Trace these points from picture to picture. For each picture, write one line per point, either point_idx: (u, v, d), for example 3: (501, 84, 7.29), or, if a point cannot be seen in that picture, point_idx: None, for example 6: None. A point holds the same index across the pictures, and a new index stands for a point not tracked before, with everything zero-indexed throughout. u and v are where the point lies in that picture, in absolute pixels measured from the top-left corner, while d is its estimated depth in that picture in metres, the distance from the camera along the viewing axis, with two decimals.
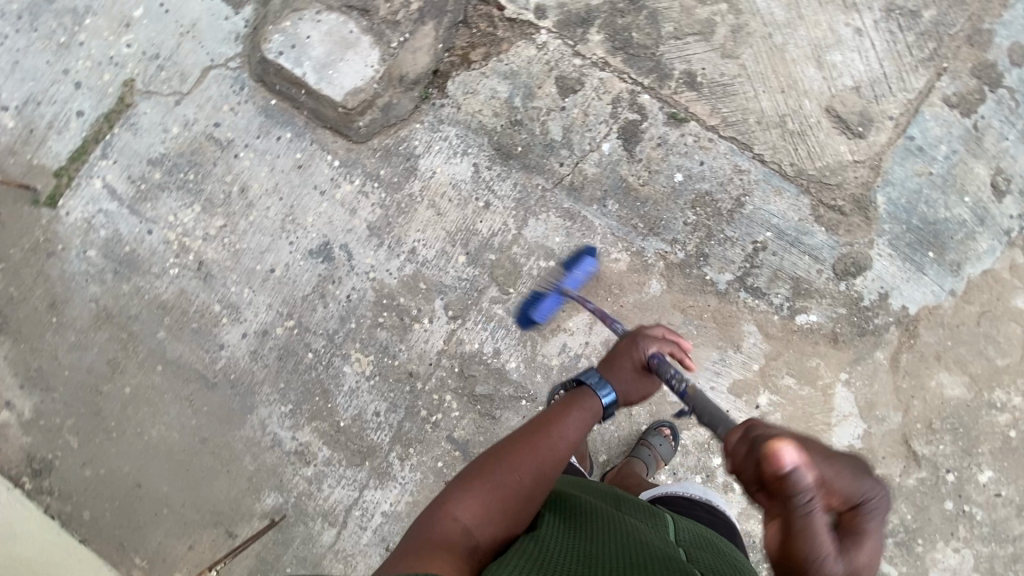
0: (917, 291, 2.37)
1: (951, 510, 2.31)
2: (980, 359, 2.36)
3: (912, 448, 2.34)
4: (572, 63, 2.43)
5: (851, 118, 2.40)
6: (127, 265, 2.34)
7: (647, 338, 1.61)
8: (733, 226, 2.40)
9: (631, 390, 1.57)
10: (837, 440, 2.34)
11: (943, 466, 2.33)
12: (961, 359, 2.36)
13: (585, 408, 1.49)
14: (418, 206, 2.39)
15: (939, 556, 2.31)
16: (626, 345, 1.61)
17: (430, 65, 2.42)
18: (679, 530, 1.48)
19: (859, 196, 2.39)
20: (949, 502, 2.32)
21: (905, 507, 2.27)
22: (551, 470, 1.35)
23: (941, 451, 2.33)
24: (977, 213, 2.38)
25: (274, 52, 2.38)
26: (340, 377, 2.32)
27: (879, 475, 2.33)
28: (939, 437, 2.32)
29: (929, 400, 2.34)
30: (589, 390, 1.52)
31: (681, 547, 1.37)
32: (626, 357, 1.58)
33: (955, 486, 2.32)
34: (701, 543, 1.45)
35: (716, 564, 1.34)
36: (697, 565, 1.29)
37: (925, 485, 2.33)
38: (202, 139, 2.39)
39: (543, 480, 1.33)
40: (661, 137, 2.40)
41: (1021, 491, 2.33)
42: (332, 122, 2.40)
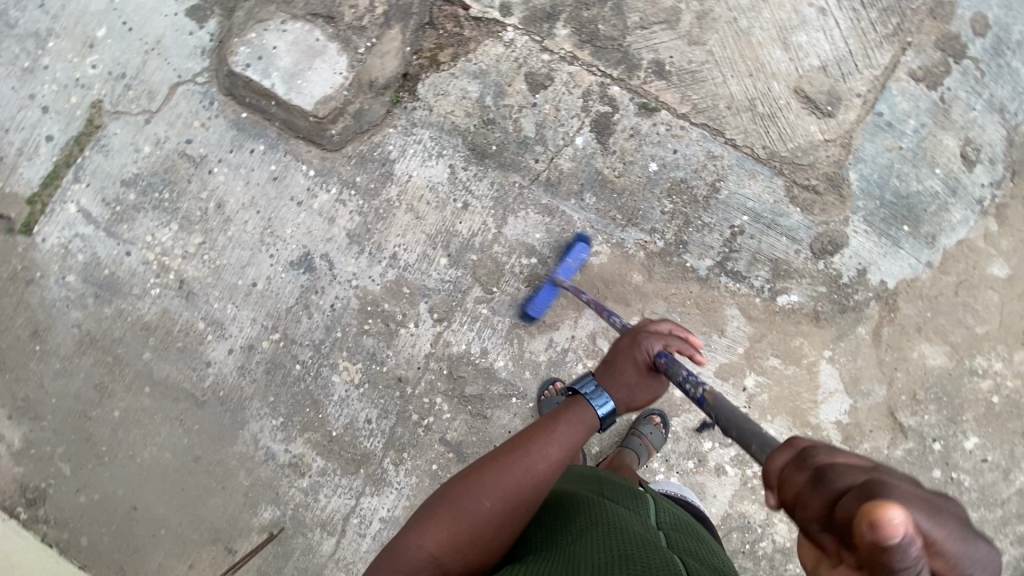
0: (895, 265, 2.40)
1: (939, 478, 2.34)
2: (960, 328, 2.39)
3: (898, 420, 2.37)
4: (540, 59, 2.43)
5: (819, 98, 2.41)
6: (108, 288, 2.33)
7: (650, 336, 1.52)
8: (710, 213, 2.41)
9: (634, 394, 1.49)
10: (824, 416, 2.37)
11: (929, 436, 2.36)
12: (941, 329, 2.39)
13: (575, 420, 1.41)
14: (397, 211, 2.38)
15: None
16: (628, 345, 1.53)
17: (399, 69, 2.41)
18: (660, 512, 1.45)
19: (832, 174, 2.41)
20: (938, 471, 2.35)
21: None
22: (528, 492, 1.30)
23: (926, 420, 2.36)
24: (949, 184, 2.41)
25: (241, 65, 2.35)
26: (329, 387, 2.32)
27: (867, 449, 2.37)
28: (923, 407, 2.37)
29: (912, 371, 2.38)
30: (582, 399, 1.44)
31: (662, 530, 1.34)
32: (626, 358, 1.51)
33: (942, 454, 2.35)
34: (681, 526, 1.43)
35: (696, 548, 1.32)
36: (677, 548, 1.27)
37: (913, 455, 2.37)
38: (175, 157, 2.35)
39: (518, 503, 1.28)
40: (634, 128, 2.41)
41: (1008, 455, 2.36)
42: (305, 131, 2.38)
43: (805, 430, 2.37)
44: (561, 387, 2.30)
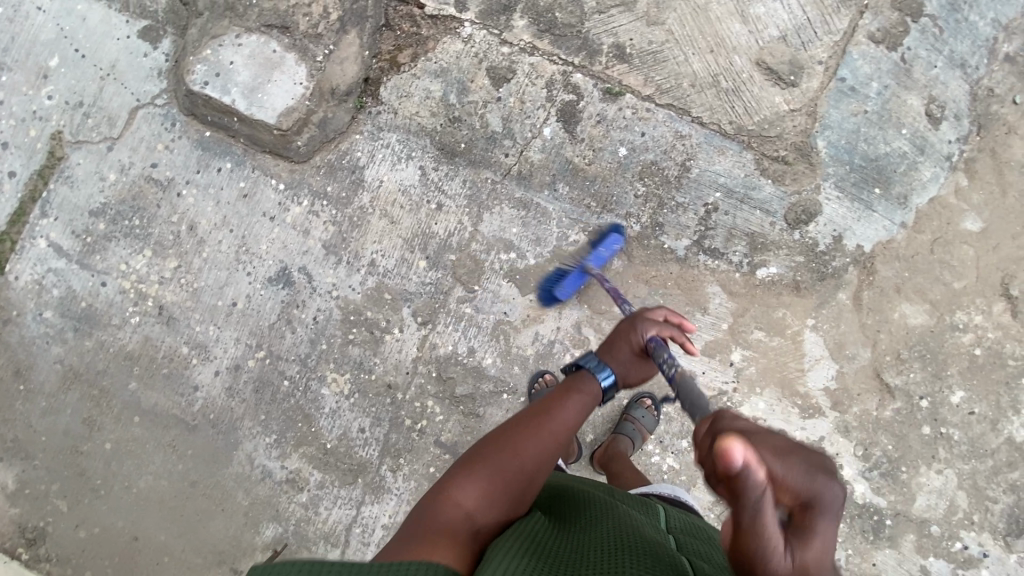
0: (869, 229, 2.41)
1: (929, 435, 2.37)
2: (939, 285, 2.40)
3: (885, 380, 2.39)
4: (500, 52, 2.40)
5: (782, 69, 2.38)
6: (87, 321, 2.30)
7: (647, 320, 1.48)
8: (683, 192, 2.41)
9: (629, 374, 1.46)
10: (812, 383, 2.40)
11: (916, 393, 2.39)
12: (920, 287, 2.41)
13: (583, 392, 1.41)
14: (371, 218, 2.36)
15: (924, 480, 2.37)
16: (625, 326, 1.49)
17: (360, 74, 2.37)
18: (670, 517, 1.46)
19: (800, 144, 2.40)
20: (927, 427, 2.38)
21: (884, 438, 2.37)
22: (552, 454, 1.31)
23: (912, 378, 2.38)
24: (917, 144, 2.42)
25: (199, 83, 2.29)
26: (319, 400, 2.31)
27: (857, 412, 2.39)
28: (908, 366, 2.38)
29: (894, 332, 2.40)
30: (586, 372, 1.43)
31: (670, 533, 1.35)
32: (622, 338, 1.47)
33: (930, 411, 2.38)
34: (691, 530, 1.43)
35: (704, 549, 1.32)
36: (685, 549, 1.27)
37: (902, 414, 2.39)
38: (141, 182, 2.33)
39: (544, 465, 1.29)
40: (600, 114, 2.40)
41: (994, 406, 2.38)
42: (270, 145, 2.35)
43: (793, 400, 2.39)
44: (552, 378, 2.29)
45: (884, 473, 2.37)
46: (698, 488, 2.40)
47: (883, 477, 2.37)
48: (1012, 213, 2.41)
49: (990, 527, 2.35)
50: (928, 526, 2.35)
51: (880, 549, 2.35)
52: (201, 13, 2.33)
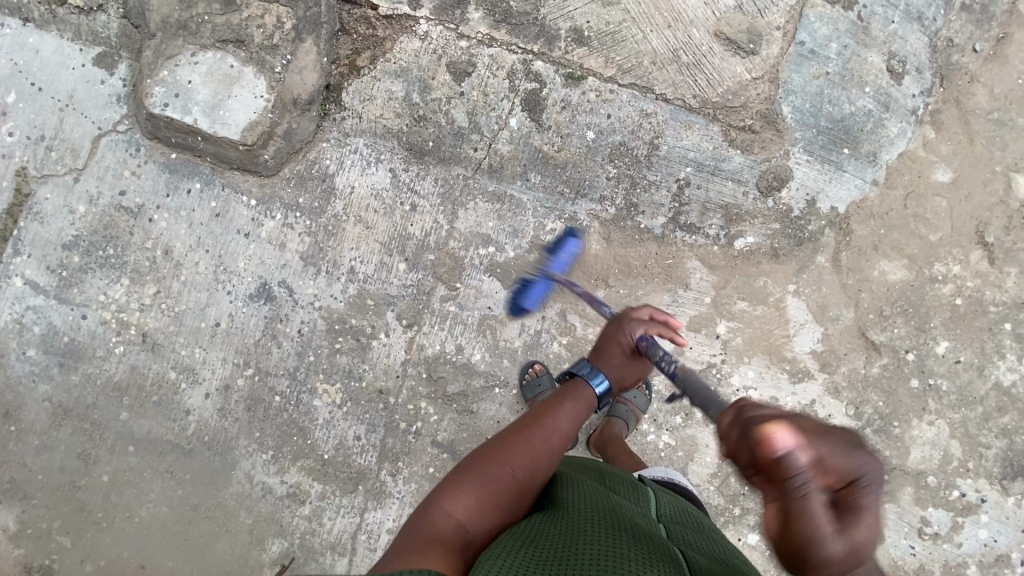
0: (842, 190, 2.43)
1: (917, 387, 2.39)
2: (914, 240, 2.42)
3: (870, 338, 2.41)
4: (459, 46, 2.38)
5: (741, 38, 2.39)
6: (72, 355, 2.28)
7: (633, 320, 1.50)
8: (655, 170, 2.41)
9: (624, 376, 1.48)
10: (799, 348, 2.41)
11: (902, 348, 2.40)
12: (897, 243, 2.42)
13: (578, 399, 1.43)
14: (346, 225, 2.35)
15: (918, 433, 2.40)
16: (612, 330, 1.51)
17: (320, 81, 2.34)
18: (662, 504, 1.46)
19: (765, 112, 2.41)
20: (915, 380, 2.40)
21: (874, 395, 2.39)
22: (546, 463, 1.30)
23: (896, 334, 2.40)
24: (881, 100, 2.43)
25: (159, 106, 2.25)
26: (312, 412, 2.31)
27: (846, 371, 2.41)
28: (892, 322, 2.40)
29: (875, 289, 2.41)
30: (582, 379, 1.47)
31: (662, 522, 1.35)
32: (612, 342, 1.49)
33: (917, 364, 2.40)
34: (682, 518, 1.43)
35: (694, 540, 1.31)
36: (677, 540, 1.27)
37: (890, 370, 2.40)
38: (112, 212, 2.31)
39: (538, 472, 1.28)
40: (564, 99, 2.39)
41: (979, 352, 2.41)
42: (238, 162, 2.32)
43: (782, 366, 2.40)
44: (541, 367, 2.33)
45: (877, 430, 2.40)
46: (696, 462, 2.42)
47: (876, 434, 2.40)
48: (979, 159, 2.45)
49: (986, 472, 2.38)
50: (924, 477, 2.38)
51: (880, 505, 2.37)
52: (153, 33, 2.28)
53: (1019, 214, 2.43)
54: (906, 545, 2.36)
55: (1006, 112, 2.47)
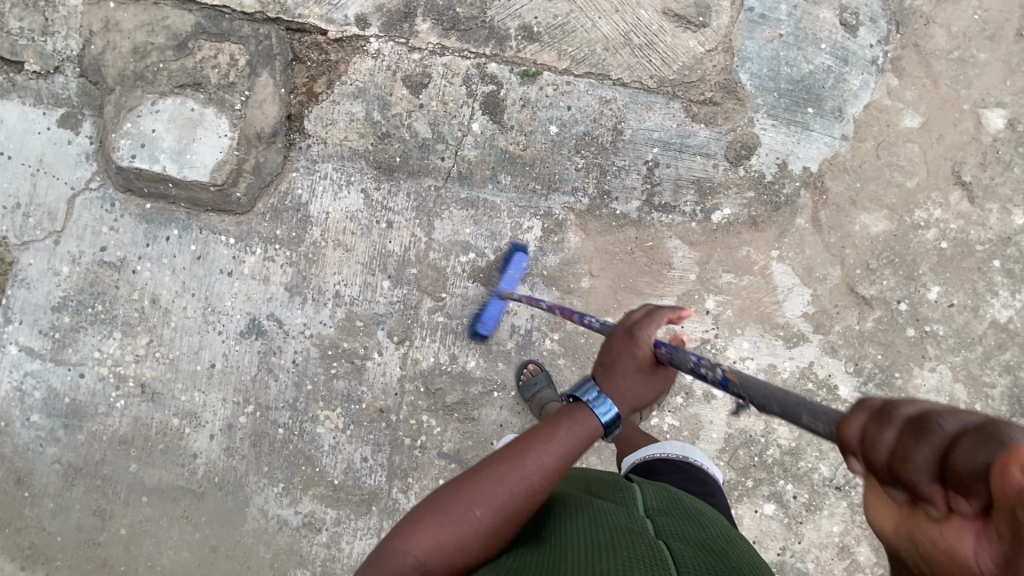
0: (812, 149, 2.41)
1: (914, 336, 2.38)
2: (891, 189, 2.40)
3: (860, 293, 2.39)
4: (412, 60, 2.38)
5: (689, 13, 2.38)
6: (75, 415, 2.30)
7: (642, 325, 1.37)
8: (622, 155, 2.41)
9: (639, 393, 1.35)
10: (789, 313, 2.41)
11: (894, 299, 2.39)
12: (874, 195, 2.41)
13: (576, 427, 1.29)
14: (326, 250, 2.36)
15: (920, 381, 2.38)
16: (624, 341, 1.36)
17: (281, 112, 2.34)
18: (648, 497, 1.43)
19: (724, 82, 2.41)
20: (911, 329, 2.39)
21: (872, 349, 2.37)
22: (521, 503, 1.23)
23: (885, 286, 2.38)
24: (839, 55, 2.41)
25: (127, 158, 2.28)
26: (317, 439, 2.32)
27: (841, 330, 2.39)
28: (879, 274, 2.39)
29: (859, 244, 2.40)
30: (586, 406, 1.31)
31: (649, 517, 1.33)
32: (626, 355, 1.35)
33: (911, 313, 2.38)
34: (670, 507, 1.41)
35: (683, 530, 1.29)
36: (664, 534, 1.25)
37: (886, 322, 2.39)
38: (95, 269, 2.33)
39: (512, 512, 1.22)
40: (522, 98, 2.39)
41: (971, 293, 2.39)
42: (210, 203, 2.34)
43: (776, 333, 2.40)
44: (537, 366, 2.33)
45: (879, 383, 2.39)
46: (702, 439, 2.41)
47: (880, 387, 2.39)
48: (945, 101, 2.42)
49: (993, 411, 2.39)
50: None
51: None
52: (112, 87, 2.29)
53: (993, 149, 2.41)
54: None
55: (965, 49, 2.43)
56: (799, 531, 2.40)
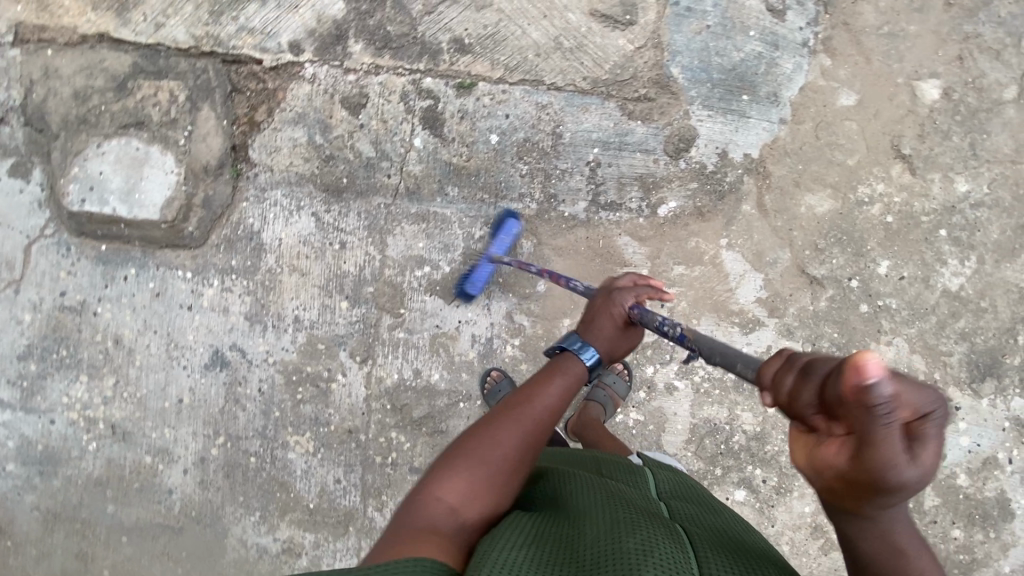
0: (751, 136, 2.35)
1: (867, 312, 2.31)
2: (834, 168, 2.33)
3: (811, 274, 2.33)
4: (347, 81, 2.33)
5: (615, 12, 2.33)
6: (50, 460, 2.32)
7: (621, 289, 1.48)
8: (563, 158, 2.35)
9: (616, 346, 1.46)
10: (743, 299, 2.35)
11: (844, 277, 2.32)
12: (818, 176, 2.34)
13: (567, 370, 1.41)
14: (281, 276, 2.32)
15: (877, 356, 2.32)
16: (602, 302, 1.48)
17: (226, 144, 2.32)
18: (660, 482, 1.49)
19: (656, 78, 2.34)
20: (864, 305, 2.32)
21: (828, 329, 2.31)
22: (535, 440, 1.29)
23: (835, 265, 2.32)
24: (768, 41, 2.34)
25: (77, 203, 2.29)
26: (289, 466, 2.31)
27: (794, 313, 2.34)
28: (828, 254, 2.33)
29: (806, 225, 2.34)
30: (572, 353, 1.43)
31: (663, 500, 1.38)
32: (603, 313, 1.46)
33: (863, 289, 2.32)
34: (681, 494, 1.46)
35: (696, 512, 1.34)
36: (678, 513, 1.31)
37: (838, 301, 2.33)
38: (57, 314, 2.33)
39: (527, 449, 1.27)
40: (461, 110, 2.33)
41: (921, 264, 2.31)
42: (164, 240, 2.31)
43: (731, 320, 2.35)
44: (500, 373, 2.26)
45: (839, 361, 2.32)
46: (667, 432, 2.39)
47: None
48: (879, 77, 2.32)
49: (954, 379, 2.30)
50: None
51: None
52: (56, 134, 2.30)
53: (931, 120, 2.31)
54: None
55: (895, 23, 2.32)
56: (772, 515, 2.39)
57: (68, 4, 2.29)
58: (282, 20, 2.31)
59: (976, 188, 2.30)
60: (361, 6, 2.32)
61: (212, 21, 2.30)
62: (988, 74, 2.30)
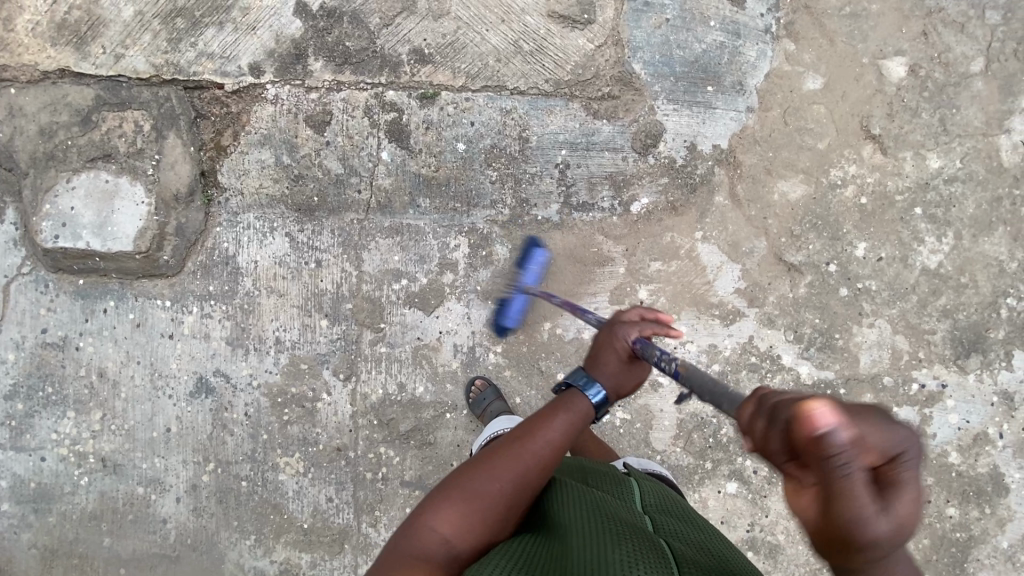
0: (719, 126, 2.25)
1: (847, 295, 2.22)
2: (804, 153, 2.24)
3: (787, 261, 2.23)
4: (310, 100, 2.17)
5: (573, 12, 2.18)
6: (43, 499, 2.17)
7: (624, 322, 1.30)
8: (532, 162, 2.24)
9: (624, 383, 1.26)
10: (721, 291, 2.25)
11: (822, 262, 2.22)
12: (788, 161, 2.24)
13: (571, 408, 1.22)
14: (260, 299, 2.19)
15: (861, 339, 2.23)
16: (605, 335, 1.30)
17: (195, 171, 2.16)
18: (645, 494, 1.38)
19: (618, 76, 2.23)
20: (844, 288, 2.22)
21: (810, 314, 2.23)
22: (535, 478, 1.16)
23: (812, 250, 2.22)
24: (730, 30, 2.24)
25: (51, 240, 2.11)
26: (281, 487, 2.17)
27: (773, 302, 2.25)
28: (806, 240, 2.22)
29: (780, 214, 2.24)
30: (577, 391, 1.24)
31: (647, 514, 1.28)
32: (607, 347, 1.27)
33: (842, 272, 2.23)
34: (667, 507, 1.35)
35: (681, 530, 1.24)
36: (663, 532, 1.20)
37: (817, 287, 2.22)
38: (40, 352, 2.17)
39: (528, 488, 1.15)
40: (426, 120, 2.20)
41: (900, 244, 2.21)
42: (139, 271, 2.18)
43: (711, 313, 2.23)
44: (484, 382, 2.18)
45: (821, 347, 2.23)
46: (656, 429, 2.28)
47: (821, 351, 2.23)
48: (845, 57, 2.24)
49: (938, 356, 2.23)
50: (880, 380, 2.23)
51: None
52: (25, 172, 2.12)
53: (898, 99, 2.24)
54: None
55: (857, 3, 2.25)
56: (765, 505, 2.30)
57: (26, 42, 2.09)
58: (240, 43, 2.14)
59: (948, 164, 2.24)
60: (317, 22, 2.14)
61: (171, 49, 2.12)
62: (955, 48, 2.24)
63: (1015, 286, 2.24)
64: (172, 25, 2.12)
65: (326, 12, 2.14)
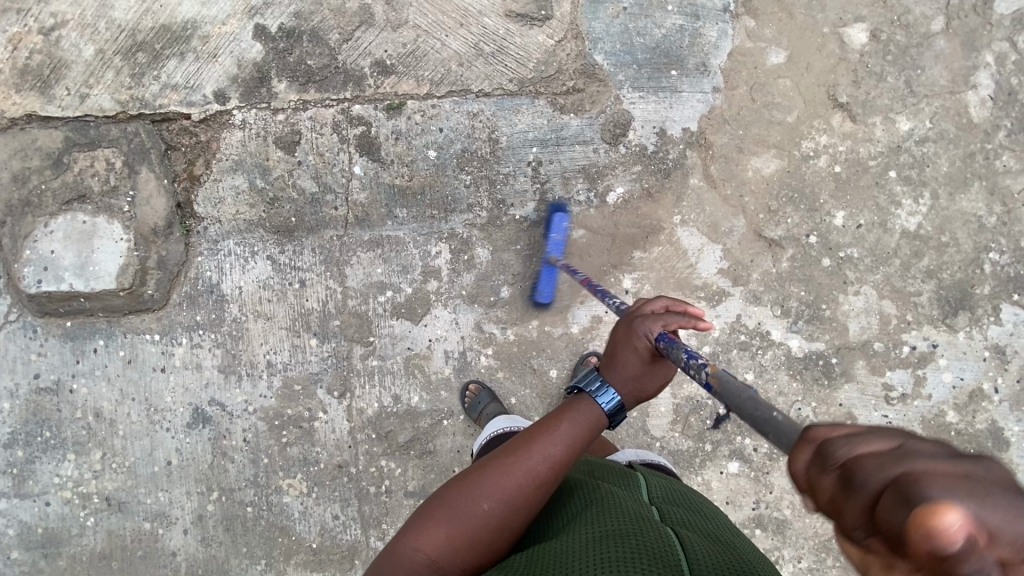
0: (685, 109, 2.24)
1: (830, 266, 2.22)
2: (774, 127, 2.23)
3: (769, 236, 2.24)
4: (278, 121, 2.17)
5: (529, 10, 2.19)
6: (52, 543, 2.15)
7: (645, 318, 1.24)
8: (505, 162, 2.23)
9: (641, 385, 1.23)
10: (704, 272, 2.24)
11: (802, 235, 2.24)
12: (759, 137, 2.24)
13: (580, 416, 1.21)
14: (247, 324, 2.19)
15: (848, 307, 2.24)
16: (623, 333, 1.25)
17: (170, 203, 2.16)
18: (652, 485, 1.36)
19: (582, 68, 2.22)
20: (826, 259, 2.23)
21: (796, 288, 2.23)
22: (526, 496, 1.15)
23: (790, 225, 2.24)
24: (688, 12, 2.24)
25: (34, 285, 2.11)
26: (286, 509, 2.17)
27: (759, 279, 2.24)
28: (783, 215, 2.24)
29: (756, 189, 2.24)
30: (588, 396, 1.22)
31: (653, 504, 1.25)
32: (625, 347, 1.23)
33: (822, 244, 2.22)
34: (674, 497, 1.33)
35: (688, 518, 1.22)
36: (669, 521, 1.18)
37: (799, 260, 2.24)
38: (34, 397, 2.16)
39: (518, 507, 1.14)
40: (395, 131, 2.19)
41: (875, 209, 2.23)
42: (125, 307, 2.17)
43: (698, 295, 2.23)
44: (478, 386, 2.18)
45: (809, 319, 2.23)
46: (653, 417, 2.25)
47: (810, 323, 2.23)
48: (805, 29, 2.24)
49: (927, 318, 2.23)
50: (871, 346, 2.23)
51: (840, 389, 2.23)
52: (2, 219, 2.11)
53: (862, 65, 2.24)
54: (880, 417, 2.23)
55: None
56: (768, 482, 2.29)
57: None
58: (202, 72, 2.14)
59: (919, 125, 2.24)
60: (276, 43, 2.15)
61: (135, 84, 2.12)
62: (913, 9, 2.24)
63: (997, 240, 2.23)
64: (134, 60, 2.12)
65: (285, 33, 2.14)
